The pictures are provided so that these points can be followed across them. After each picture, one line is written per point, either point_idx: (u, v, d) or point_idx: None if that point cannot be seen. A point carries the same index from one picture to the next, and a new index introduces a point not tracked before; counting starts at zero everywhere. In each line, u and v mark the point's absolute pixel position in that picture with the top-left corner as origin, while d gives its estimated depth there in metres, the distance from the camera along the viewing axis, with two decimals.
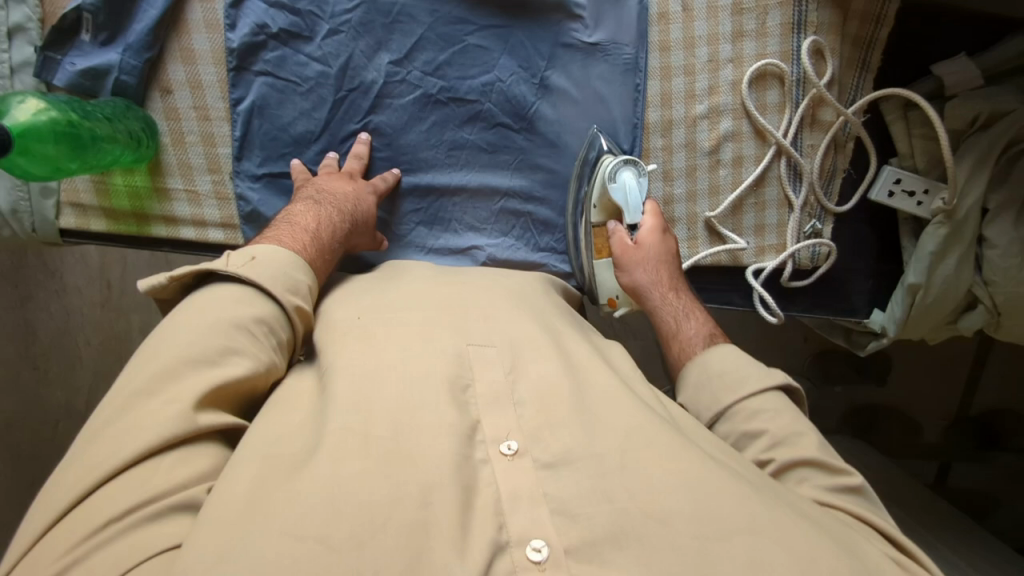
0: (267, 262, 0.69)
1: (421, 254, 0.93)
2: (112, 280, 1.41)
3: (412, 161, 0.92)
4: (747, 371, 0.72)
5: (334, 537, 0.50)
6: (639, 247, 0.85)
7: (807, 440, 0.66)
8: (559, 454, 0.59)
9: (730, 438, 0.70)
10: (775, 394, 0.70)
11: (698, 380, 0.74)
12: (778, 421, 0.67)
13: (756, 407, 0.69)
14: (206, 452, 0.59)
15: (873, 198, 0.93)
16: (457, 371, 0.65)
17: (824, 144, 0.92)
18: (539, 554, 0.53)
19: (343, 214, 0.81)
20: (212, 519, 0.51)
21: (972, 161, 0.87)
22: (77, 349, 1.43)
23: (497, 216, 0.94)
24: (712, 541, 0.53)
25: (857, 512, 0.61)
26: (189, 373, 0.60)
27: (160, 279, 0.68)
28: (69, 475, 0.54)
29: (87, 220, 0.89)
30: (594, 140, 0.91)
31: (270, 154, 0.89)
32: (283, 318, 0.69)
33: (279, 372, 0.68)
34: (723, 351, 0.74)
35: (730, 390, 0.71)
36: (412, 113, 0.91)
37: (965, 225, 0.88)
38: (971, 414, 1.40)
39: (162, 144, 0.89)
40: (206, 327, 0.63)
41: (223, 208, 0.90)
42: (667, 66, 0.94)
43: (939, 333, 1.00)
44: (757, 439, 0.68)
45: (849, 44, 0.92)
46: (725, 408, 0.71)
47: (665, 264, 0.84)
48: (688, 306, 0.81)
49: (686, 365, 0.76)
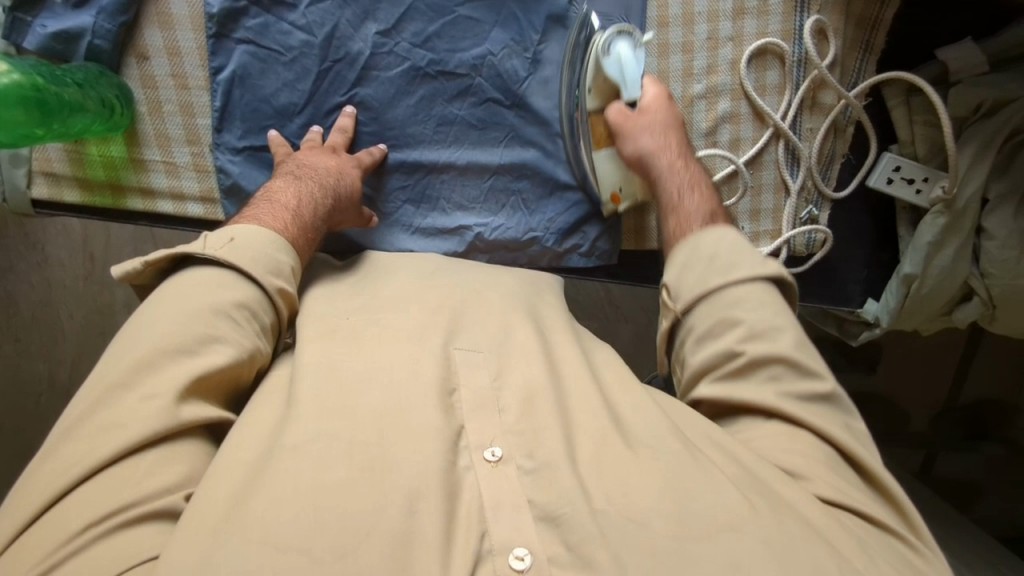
0: (246, 244, 0.66)
1: (408, 235, 0.90)
2: (96, 253, 1.38)
3: (399, 137, 0.89)
4: (741, 257, 0.71)
5: (317, 548, 0.49)
6: (645, 113, 0.83)
7: (785, 339, 0.66)
8: (544, 457, 0.58)
9: (705, 322, 0.70)
10: (763, 286, 0.70)
11: (688, 257, 0.73)
12: (759, 316, 0.68)
13: (739, 297, 0.69)
14: (188, 450, 0.57)
15: (872, 185, 0.91)
16: (445, 375, 0.64)
17: (824, 128, 0.90)
18: (521, 563, 0.52)
19: (331, 192, 0.78)
20: (195, 527, 0.50)
21: (974, 150, 0.85)
22: (59, 323, 1.40)
23: (488, 196, 0.91)
24: (690, 540, 0.53)
25: (822, 430, 0.64)
26: (167, 366, 0.58)
27: (135, 265, 0.65)
28: (48, 472, 0.53)
29: (60, 191, 0.86)
30: (586, 21, 0.87)
31: (251, 126, 0.86)
32: (266, 302, 0.66)
33: (264, 358, 0.66)
34: (719, 232, 0.74)
35: (716, 274, 0.71)
36: (399, 87, 0.88)
37: (965, 215, 0.87)
38: (960, 404, 1.39)
39: (139, 112, 0.86)
40: (184, 314, 0.61)
41: (202, 180, 0.87)
42: (666, 42, 0.92)
43: (931, 325, 0.99)
44: (736, 326, 0.68)
45: (852, 25, 0.90)
46: (712, 290, 0.70)
47: (671, 131, 0.83)
48: (693, 183, 0.81)
49: (679, 247, 0.75)
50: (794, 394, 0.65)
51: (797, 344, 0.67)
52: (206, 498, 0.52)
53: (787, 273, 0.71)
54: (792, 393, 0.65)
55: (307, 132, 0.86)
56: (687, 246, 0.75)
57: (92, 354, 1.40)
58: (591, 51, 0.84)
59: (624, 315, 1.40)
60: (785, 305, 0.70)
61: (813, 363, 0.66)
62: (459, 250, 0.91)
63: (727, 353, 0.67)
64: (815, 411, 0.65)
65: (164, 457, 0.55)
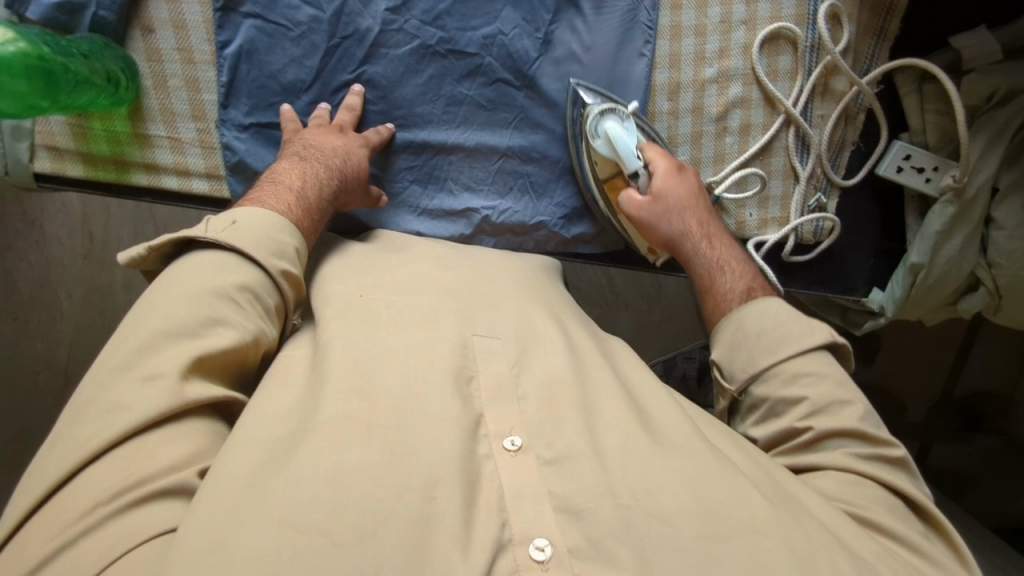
0: (247, 226, 0.66)
1: (415, 217, 0.89)
2: (95, 231, 1.37)
3: (407, 116, 0.88)
4: (789, 328, 0.71)
5: (336, 531, 0.49)
6: (660, 198, 0.82)
7: (848, 412, 0.67)
8: (563, 449, 0.59)
9: (768, 400, 0.71)
10: (816, 355, 0.70)
11: (735, 339, 0.73)
12: (820, 390, 0.68)
13: (796, 371, 0.69)
14: (193, 430, 0.56)
15: (881, 172, 0.90)
16: (462, 362, 0.64)
17: (835, 114, 0.89)
18: (542, 553, 0.52)
19: (336, 174, 0.77)
20: (212, 502, 0.50)
21: (986, 139, 0.85)
22: (58, 302, 1.39)
23: (496, 177, 0.90)
24: (715, 542, 0.53)
25: (891, 486, 0.63)
26: (169, 347, 0.57)
27: (140, 251, 0.65)
28: (58, 449, 0.53)
29: (63, 165, 0.85)
30: (577, 97, 0.87)
31: (257, 102, 0.85)
32: (269, 283, 0.66)
33: (270, 342, 0.66)
34: (761, 307, 0.74)
35: (763, 352, 0.71)
36: (408, 65, 0.87)
37: (975, 204, 0.87)
38: (955, 397, 1.40)
39: (144, 86, 0.84)
40: (188, 297, 0.60)
41: (208, 157, 0.86)
42: (678, 25, 0.90)
43: (937, 315, 0.99)
44: (799, 404, 0.68)
45: (867, 11, 0.89)
46: (762, 372, 0.71)
47: (691, 208, 0.82)
48: (726, 254, 0.80)
49: (722, 323, 0.75)
50: (867, 458, 0.65)
51: (864, 415, 0.67)
52: (219, 474, 0.52)
53: (839, 337, 0.72)
54: (857, 454, 0.65)
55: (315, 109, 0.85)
56: (730, 321, 0.75)
57: (90, 334, 1.40)
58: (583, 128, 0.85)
59: (625, 303, 1.41)
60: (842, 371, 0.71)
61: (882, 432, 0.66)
62: (466, 233, 0.90)
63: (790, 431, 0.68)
64: (881, 470, 0.64)
65: (175, 433, 0.55)
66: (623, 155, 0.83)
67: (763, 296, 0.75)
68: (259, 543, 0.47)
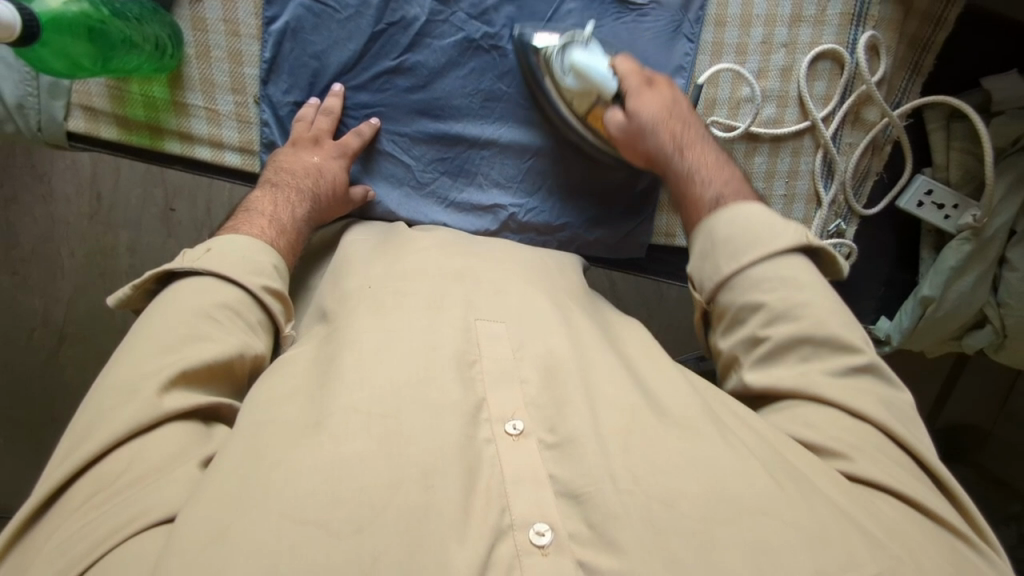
0: (223, 251, 0.68)
1: (442, 209, 0.89)
2: (103, 192, 1.36)
3: (444, 108, 0.88)
4: (757, 234, 0.70)
5: (333, 522, 0.50)
6: (633, 116, 0.80)
7: (811, 313, 0.66)
8: (567, 433, 0.59)
9: (731, 308, 0.70)
10: (788, 259, 0.69)
11: (704, 248, 0.73)
12: (783, 295, 0.67)
13: (760, 278, 0.68)
14: (185, 431, 0.58)
15: (902, 206, 0.91)
16: (465, 346, 0.65)
17: (863, 144, 0.90)
18: (543, 538, 0.53)
19: (308, 195, 0.79)
20: (215, 490, 0.52)
21: (1011, 181, 0.87)
22: (59, 259, 1.38)
23: (526, 177, 0.90)
24: (718, 524, 0.54)
25: (858, 411, 0.63)
26: (157, 364, 0.59)
27: (125, 291, 0.67)
28: (85, 432, 0.56)
29: (97, 126, 0.84)
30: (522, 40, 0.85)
31: (298, 81, 0.85)
32: (250, 300, 0.67)
33: (259, 353, 0.66)
34: (731, 214, 0.72)
35: (730, 259, 0.71)
36: (451, 57, 0.87)
37: (991, 244, 0.88)
38: (937, 427, 1.43)
39: (186, 55, 0.84)
40: (169, 321, 0.62)
41: (243, 131, 0.86)
42: (720, 42, 0.92)
43: (936, 348, 1.01)
44: (758, 309, 0.68)
45: (905, 44, 0.90)
46: (726, 278, 0.71)
47: (670, 117, 0.79)
48: (703, 151, 0.79)
49: (698, 236, 0.75)
50: (837, 375, 0.65)
51: (828, 316, 0.66)
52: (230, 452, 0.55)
53: (813, 237, 0.70)
54: (828, 371, 0.65)
55: (300, 109, 0.84)
56: (705, 231, 0.74)
57: (89, 294, 1.39)
58: (549, 67, 0.84)
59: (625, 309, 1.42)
60: (814, 271, 0.70)
61: (852, 340, 0.66)
62: (492, 229, 0.90)
63: (752, 339, 0.68)
64: (855, 385, 0.64)
65: (164, 438, 0.57)
66: (597, 82, 0.81)
67: (742, 199, 0.74)
68: (262, 538, 0.49)
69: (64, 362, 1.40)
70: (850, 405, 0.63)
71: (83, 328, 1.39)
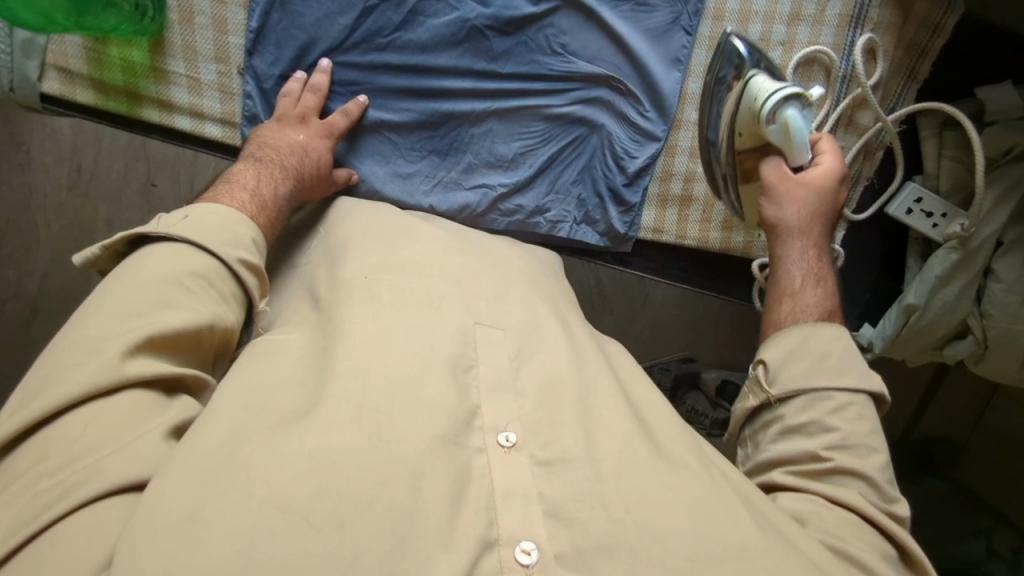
0: (199, 219, 0.66)
1: (428, 188, 0.88)
2: (83, 163, 1.31)
3: (434, 86, 0.85)
4: (850, 364, 0.69)
5: (316, 513, 0.48)
6: (802, 183, 0.77)
7: (874, 458, 0.64)
8: (558, 452, 0.58)
9: (795, 419, 0.68)
10: (865, 400, 0.68)
11: (798, 345, 0.70)
12: (857, 429, 0.65)
13: (844, 404, 0.67)
14: (148, 401, 0.56)
15: (891, 212, 0.91)
16: (463, 351, 0.64)
17: (855, 148, 0.90)
18: (527, 557, 0.52)
19: (291, 173, 0.76)
20: (180, 472, 0.50)
21: (999, 192, 0.86)
22: (35, 230, 1.35)
23: (519, 157, 0.89)
24: (703, 566, 0.53)
25: (895, 536, 0.60)
26: (125, 326, 0.57)
27: (93, 250, 0.65)
28: (28, 399, 0.53)
29: (73, 89, 0.83)
30: (729, 50, 0.81)
31: (285, 52, 0.83)
32: (225, 272, 0.65)
33: (229, 324, 0.64)
34: (834, 332, 0.71)
35: (824, 375, 0.68)
36: (444, 37, 0.84)
37: (978, 254, 0.88)
38: (913, 438, 1.43)
39: (168, 19, 0.82)
40: (145, 283, 0.60)
41: (225, 102, 0.84)
42: (717, 36, 0.89)
43: (918, 358, 1.00)
44: (830, 433, 0.65)
45: (901, 49, 0.89)
46: (814, 391, 0.68)
47: (823, 209, 0.78)
48: (821, 273, 0.76)
49: (790, 329, 0.72)
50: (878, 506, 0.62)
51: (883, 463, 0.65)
52: (205, 432, 0.53)
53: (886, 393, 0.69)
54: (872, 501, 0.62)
55: (286, 83, 0.82)
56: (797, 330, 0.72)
57: (65, 268, 1.36)
58: (753, 106, 0.75)
59: (610, 306, 1.40)
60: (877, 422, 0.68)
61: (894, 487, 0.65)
62: (479, 208, 0.88)
63: (810, 455, 0.65)
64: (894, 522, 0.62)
65: (122, 407, 0.54)
66: (796, 146, 0.76)
67: (835, 325, 0.72)
68: (237, 522, 0.47)
69: (37, 335, 1.37)
70: (891, 531, 0.60)
71: (58, 302, 1.36)
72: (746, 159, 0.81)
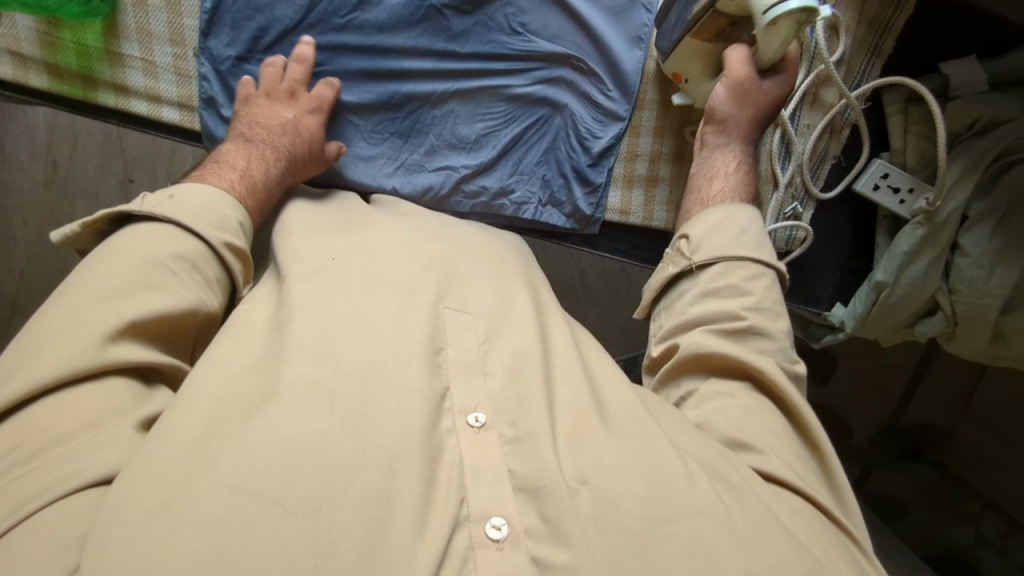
0: (186, 200, 0.67)
1: (391, 170, 0.87)
2: (59, 159, 1.31)
3: (394, 66, 0.85)
4: (764, 242, 0.77)
5: (290, 500, 0.48)
6: (754, 80, 0.82)
7: (781, 325, 0.72)
8: (526, 428, 0.58)
9: (714, 285, 0.74)
10: (773, 277, 0.76)
11: (718, 221, 0.78)
12: (766, 296, 0.73)
13: (755, 274, 0.74)
14: (123, 387, 0.55)
15: (858, 188, 0.91)
16: (433, 335, 0.62)
17: (820, 125, 0.90)
18: (498, 532, 0.52)
19: (283, 153, 0.77)
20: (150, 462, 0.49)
21: (963, 166, 0.86)
22: (13, 228, 1.34)
23: (481, 138, 0.88)
24: (658, 523, 0.53)
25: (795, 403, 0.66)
26: (99, 307, 0.57)
27: (73, 227, 0.66)
28: None
29: (26, 73, 0.82)
30: None
31: (240, 34, 0.82)
32: (208, 254, 0.66)
33: (210, 307, 0.64)
34: (747, 213, 0.79)
35: (743, 247, 0.76)
36: (402, 16, 0.84)
37: (943, 229, 0.87)
38: (900, 424, 1.41)
39: (122, 3, 0.82)
40: (129, 263, 0.60)
41: (182, 85, 0.83)
42: None
43: (892, 337, 1.00)
44: (745, 296, 0.72)
45: (865, 25, 0.90)
46: (738, 259, 0.75)
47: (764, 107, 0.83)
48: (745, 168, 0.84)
49: (713, 209, 0.79)
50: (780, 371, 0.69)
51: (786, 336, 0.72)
52: (172, 419, 0.52)
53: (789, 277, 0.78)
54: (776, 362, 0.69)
55: (267, 65, 0.81)
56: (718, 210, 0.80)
57: (46, 265, 1.35)
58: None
59: (593, 296, 1.41)
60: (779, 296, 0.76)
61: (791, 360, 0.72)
62: (443, 190, 0.88)
63: (732, 313, 0.70)
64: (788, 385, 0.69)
65: (97, 390, 0.54)
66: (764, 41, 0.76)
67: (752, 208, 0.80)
68: (209, 508, 0.47)
69: None
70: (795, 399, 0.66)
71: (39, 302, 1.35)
72: (712, 21, 0.79)
